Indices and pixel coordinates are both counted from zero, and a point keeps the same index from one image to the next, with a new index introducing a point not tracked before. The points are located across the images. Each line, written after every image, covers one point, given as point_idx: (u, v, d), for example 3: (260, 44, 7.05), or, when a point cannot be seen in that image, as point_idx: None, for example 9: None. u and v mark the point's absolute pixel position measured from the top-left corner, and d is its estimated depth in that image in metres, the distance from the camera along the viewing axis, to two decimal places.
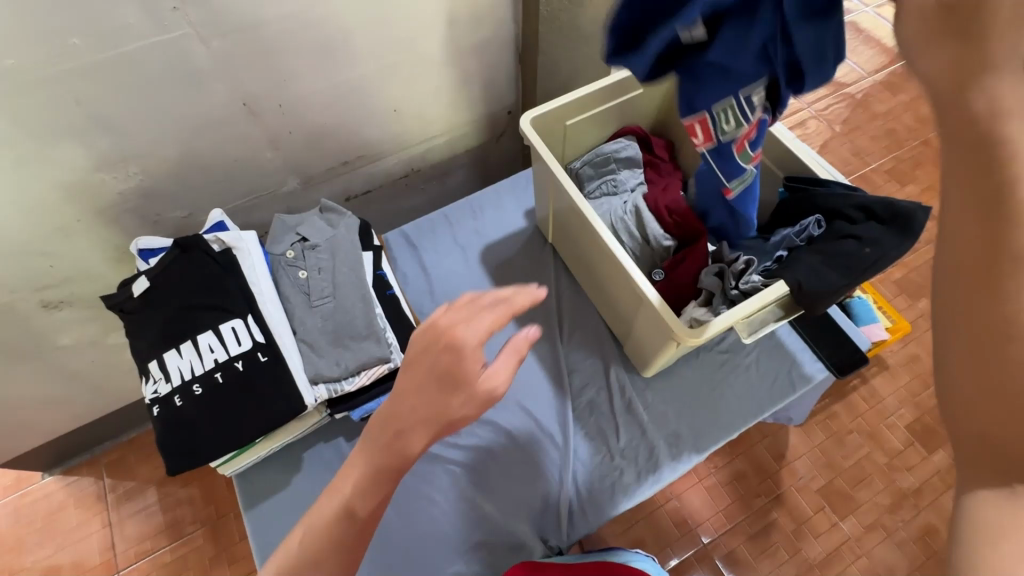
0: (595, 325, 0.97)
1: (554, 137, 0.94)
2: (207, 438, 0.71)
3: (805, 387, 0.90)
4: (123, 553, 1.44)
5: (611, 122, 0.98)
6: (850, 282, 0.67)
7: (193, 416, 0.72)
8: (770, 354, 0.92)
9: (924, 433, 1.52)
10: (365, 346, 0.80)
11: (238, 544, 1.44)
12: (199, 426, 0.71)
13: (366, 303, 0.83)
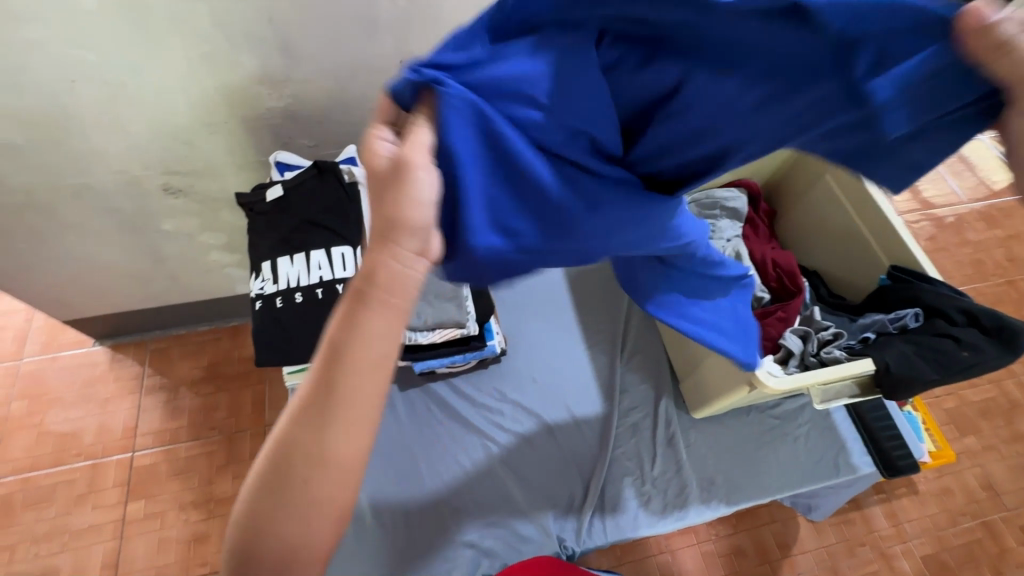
0: (656, 353, 0.99)
1: None
2: (297, 343, 0.78)
3: (848, 475, 0.89)
4: (143, 437, 1.49)
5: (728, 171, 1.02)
6: (939, 378, 0.72)
7: (288, 321, 0.78)
8: (821, 430, 0.92)
9: (938, 569, 1.46)
10: (446, 306, 0.85)
11: (245, 461, 1.47)
12: (292, 331, 0.78)
13: None
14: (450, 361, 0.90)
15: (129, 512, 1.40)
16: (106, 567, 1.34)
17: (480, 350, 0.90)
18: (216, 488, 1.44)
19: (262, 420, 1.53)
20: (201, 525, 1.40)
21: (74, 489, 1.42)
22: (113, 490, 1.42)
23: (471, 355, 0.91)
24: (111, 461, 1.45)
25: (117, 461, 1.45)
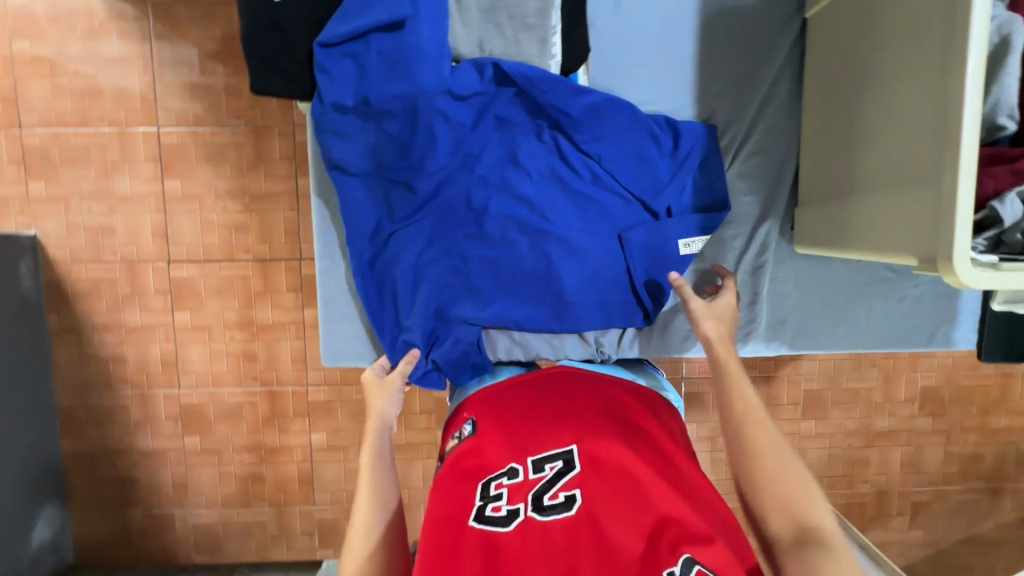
0: (771, 168, 1.02)
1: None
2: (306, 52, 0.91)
3: (938, 346, 1.06)
4: (166, 112, 1.38)
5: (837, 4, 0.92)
6: None
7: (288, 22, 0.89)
8: (931, 299, 1.05)
9: (932, 398, 1.52)
10: (524, 46, 0.92)
11: (275, 161, 1.40)
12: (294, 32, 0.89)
13: None
14: None
15: (167, 188, 1.40)
16: (157, 235, 1.41)
17: None
18: (250, 181, 1.40)
19: (292, 118, 1.39)
20: (240, 216, 1.41)
21: (106, 154, 1.39)
22: (147, 164, 1.40)
23: None
24: (138, 133, 1.39)
25: (143, 133, 1.39)
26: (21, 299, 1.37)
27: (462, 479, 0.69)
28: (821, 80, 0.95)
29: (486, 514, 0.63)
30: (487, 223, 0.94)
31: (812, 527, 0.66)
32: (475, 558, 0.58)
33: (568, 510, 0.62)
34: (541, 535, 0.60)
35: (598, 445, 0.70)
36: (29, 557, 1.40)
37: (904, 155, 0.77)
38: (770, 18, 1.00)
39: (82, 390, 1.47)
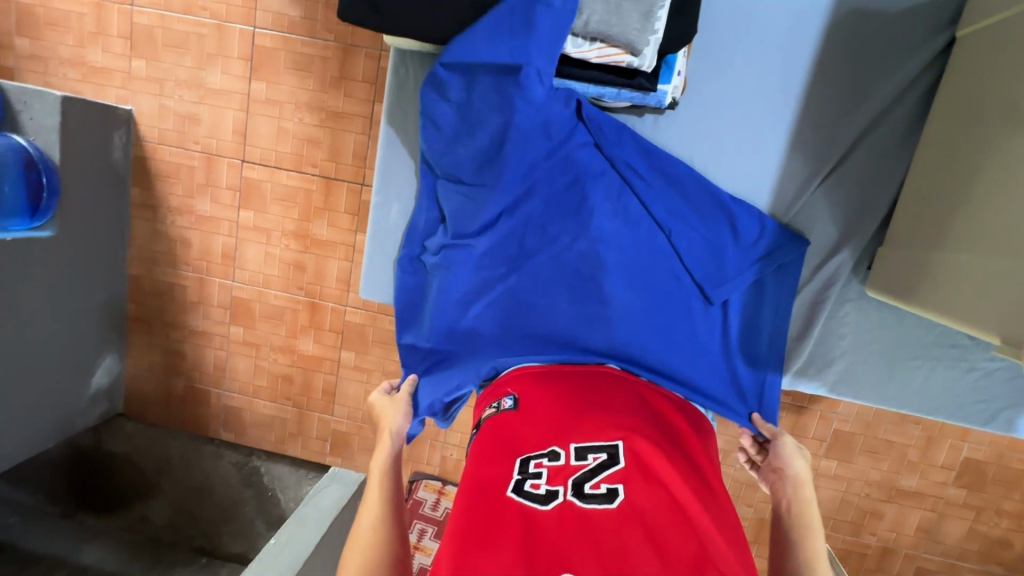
0: (863, 205, 0.95)
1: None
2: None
3: (995, 428, 0.97)
4: (263, 13, 1.40)
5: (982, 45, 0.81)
6: None
7: None
8: (1005, 379, 0.96)
9: (973, 471, 1.42)
10: (626, 19, 0.80)
11: (357, 83, 1.40)
12: None
13: None
14: (597, 93, 0.90)
15: (253, 90, 1.44)
16: (237, 133, 1.47)
17: (641, 91, 0.89)
18: (329, 98, 1.42)
19: (380, 42, 1.38)
20: (314, 130, 1.44)
21: (204, 45, 1.44)
22: (239, 62, 1.43)
23: (624, 94, 0.90)
24: (235, 29, 1.42)
25: (240, 31, 1.42)
26: (110, 168, 1.47)
27: (498, 455, 0.67)
28: (936, 158, 0.86)
29: (525, 488, 0.61)
30: (537, 260, 0.94)
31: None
32: (508, 533, 0.55)
33: (610, 502, 0.58)
34: (580, 521, 0.56)
35: (646, 445, 0.65)
36: (86, 397, 1.59)
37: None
38: (910, 27, 0.89)
39: (151, 263, 1.59)
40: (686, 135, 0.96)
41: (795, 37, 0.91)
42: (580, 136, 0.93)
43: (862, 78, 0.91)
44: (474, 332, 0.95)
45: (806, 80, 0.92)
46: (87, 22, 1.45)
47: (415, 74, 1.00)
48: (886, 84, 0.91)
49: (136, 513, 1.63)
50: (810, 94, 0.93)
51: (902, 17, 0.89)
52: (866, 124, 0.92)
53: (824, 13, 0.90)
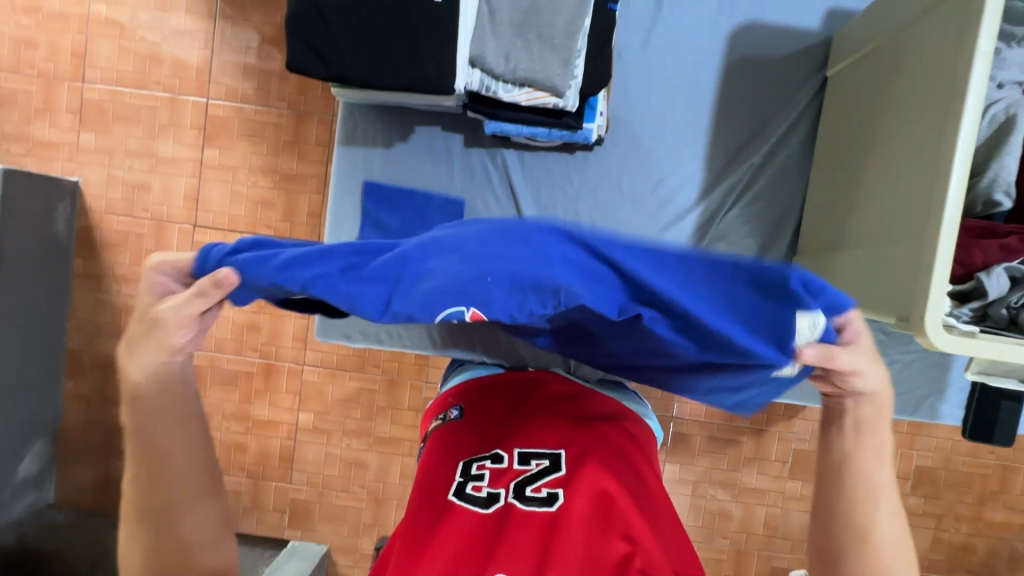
0: (775, 217, 1.04)
1: (886, 58, 0.84)
2: (328, 33, 0.78)
3: (925, 416, 1.04)
4: (216, 86, 1.46)
5: (851, 74, 0.94)
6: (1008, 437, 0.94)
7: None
8: (925, 367, 1.04)
9: (927, 478, 1.48)
10: (547, 65, 0.81)
11: (311, 146, 1.46)
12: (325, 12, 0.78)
13: (579, 8, 0.81)
14: (530, 133, 0.92)
15: (205, 157, 1.47)
16: (188, 198, 1.48)
17: (570, 130, 0.91)
18: (282, 162, 1.46)
19: (332, 108, 1.45)
20: (267, 192, 1.47)
21: (155, 117, 1.47)
22: (191, 132, 1.47)
23: (555, 133, 0.93)
24: (188, 101, 1.47)
25: (193, 103, 1.47)
26: (51, 240, 1.44)
27: (446, 456, 0.73)
28: (825, 171, 0.98)
29: (465, 492, 0.68)
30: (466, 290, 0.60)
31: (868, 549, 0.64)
32: (450, 535, 0.63)
33: (548, 506, 0.65)
34: (516, 524, 0.64)
35: (586, 450, 0.72)
36: (11, 487, 1.45)
37: (873, 251, 0.80)
38: (792, 68, 1.03)
39: (92, 335, 1.52)
40: (614, 164, 1.05)
41: (698, 80, 1.04)
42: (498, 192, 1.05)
43: (761, 111, 1.04)
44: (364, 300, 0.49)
45: (710, 113, 1.04)
46: (35, 99, 1.47)
47: (362, 123, 1.05)
48: (778, 113, 1.04)
49: None
50: (719, 126, 1.04)
51: (786, 58, 1.03)
52: (767, 149, 1.04)
53: (721, 56, 1.03)
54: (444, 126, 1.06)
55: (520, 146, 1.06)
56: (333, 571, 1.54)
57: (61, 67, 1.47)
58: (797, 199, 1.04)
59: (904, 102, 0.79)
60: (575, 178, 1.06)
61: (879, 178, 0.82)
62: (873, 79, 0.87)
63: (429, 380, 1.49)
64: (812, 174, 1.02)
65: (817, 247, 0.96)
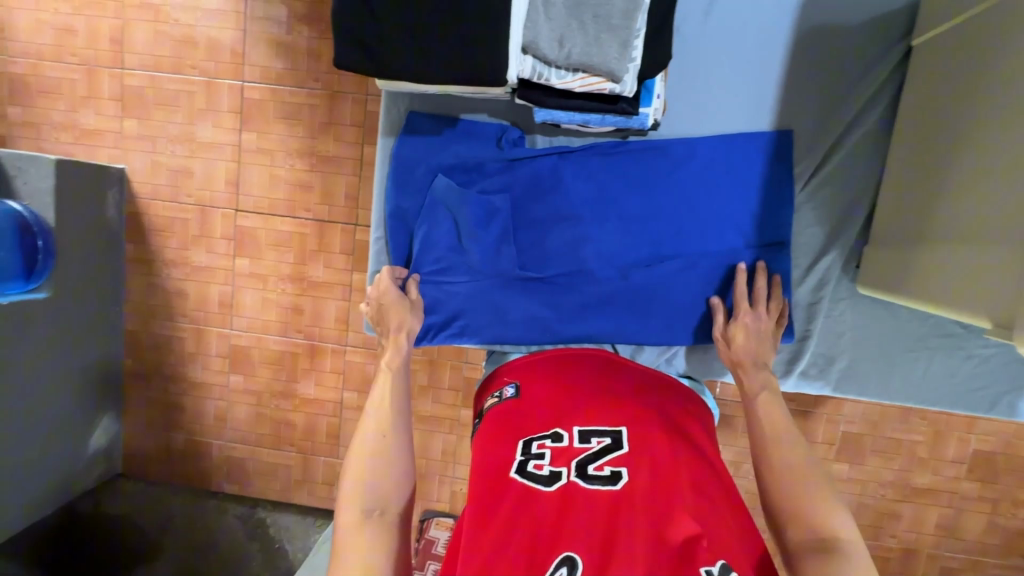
0: (843, 198, 0.99)
1: (984, 30, 0.76)
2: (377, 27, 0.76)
3: (1001, 413, 1.01)
4: (251, 68, 1.45)
5: (948, 39, 0.84)
6: None
7: None
8: (1004, 362, 0.99)
9: (985, 462, 1.42)
10: (604, 48, 0.76)
11: (346, 127, 1.44)
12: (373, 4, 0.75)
13: None
14: (582, 119, 0.88)
15: (244, 140, 1.48)
16: (230, 183, 1.50)
17: (625, 116, 0.87)
18: (319, 144, 1.46)
19: (366, 87, 1.43)
20: (306, 174, 1.47)
21: (194, 101, 1.48)
22: (229, 115, 1.47)
23: (608, 118, 0.88)
24: (224, 84, 1.46)
25: (229, 86, 1.46)
26: (104, 226, 1.49)
27: (505, 437, 0.73)
28: (905, 148, 0.91)
29: (528, 469, 0.68)
30: (540, 286, 1.04)
31: (830, 536, 0.65)
32: (509, 513, 0.63)
33: (612, 484, 0.65)
34: (579, 502, 0.64)
35: (647, 430, 0.72)
36: (84, 459, 1.56)
37: (967, 248, 0.74)
38: (872, 34, 0.95)
39: (146, 317, 1.59)
40: (675, 144, 0.99)
41: (763, 53, 0.96)
42: (543, 163, 1.01)
43: (833, 86, 0.96)
44: (472, 301, 1.05)
45: (777, 90, 0.97)
46: (79, 87, 1.49)
47: (409, 111, 1.04)
48: (855, 85, 0.96)
49: None
50: (786, 104, 0.97)
51: (865, 23, 0.94)
52: (840, 129, 0.97)
53: (789, 24, 0.95)
54: (490, 112, 1.03)
55: (570, 132, 1.03)
56: None
57: (101, 53, 1.48)
58: (871, 183, 0.98)
59: (1020, 81, 0.71)
60: (630, 158, 1.00)
61: (975, 177, 0.76)
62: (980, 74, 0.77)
63: (469, 361, 1.50)
64: (891, 153, 0.95)
65: (889, 229, 0.93)
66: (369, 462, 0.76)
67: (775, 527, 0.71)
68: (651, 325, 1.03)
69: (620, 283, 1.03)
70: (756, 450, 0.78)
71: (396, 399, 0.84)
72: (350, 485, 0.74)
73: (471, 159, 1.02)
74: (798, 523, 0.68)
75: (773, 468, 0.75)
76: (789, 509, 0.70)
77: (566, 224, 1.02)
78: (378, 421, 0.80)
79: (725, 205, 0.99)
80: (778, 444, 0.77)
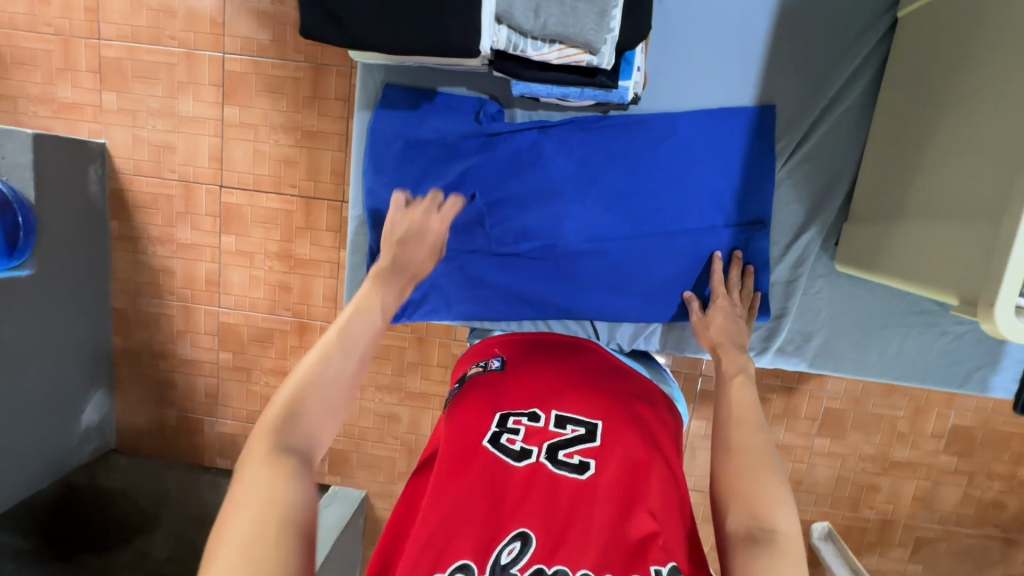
0: (825, 174, 0.99)
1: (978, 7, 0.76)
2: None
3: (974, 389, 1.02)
4: (232, 39, 1.41)
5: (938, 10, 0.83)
6: None
7: None
8: (979, 339, 1.00)
9: (963, 436, 1.45)
10: (581, 19, 0.74)
11: (331, 101, 1.41)
12: None
13: None
14: (561, 93, 0.86)
15: (226, 115, 1.45)
16: (213, 159, 1.47)
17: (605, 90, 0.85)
18: (303, 118, 1.43)
19: (350, 59, 1.39)
20: (290, 150, 1.45)
21: (174, 74, 1.44)
22: (210, 88, 1.44)
23: (588, 92, 0.87)
24: (204, 56, 1.42)
25: (210, 58, 1.42)
26: (86, 202, 1.47)
27: (482, 409, 0.74)
28: (891, 128, 0.91)
29: (500, 441, 0.69)
30: (519, 263, 1.04)
31: (769, 526, 0.65)
32: (474, 481, 0.64)
33: (579, 474, 0.66)
34: (544, 483, 0.65)
35: (621, 427, 0.73)
36: (76, 434, 1.57)
37: (945, 224, 0.77)
38: (858, 4, 0.93)
39: (134, 295, 1.58)
40: (659, 121, 0.98)
41: (748, 23, 0.94)
42: (526, 139, 1.00)
43: (818, 58, 0.95)
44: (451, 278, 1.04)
45: (761, 63, 0.96)
46: (56, 59, 1.45)
47: (384, 85, 1.01)
48: (841, 58, 0.94)
49: (137, 548, 1.56)
50: (769, 78, 0.96)
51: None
52: (824, 103, 0.96)
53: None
54: (469, 86, 1.01)
55: (550, 107, 1.01)
56: (371, 514, 1.64)
57: (76, 23, 1.43)
58: (855, 158, 0.98)
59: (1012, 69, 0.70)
60: (612, 136, 0.99)
61: (959, 163, 0.76)
62: (951, 58, 0.80)
63: (457, 338, 1.51)
64: (876, 130, 0.94)
65: (870, 210, 0.93)
66: (307, 384, 0.71)
67: (716, 511, 0.71)
68: (630, 303, 1.03)
69: (599, 261, 1.02)
70: (721, 426, 0.78)
71: (349, 334, 0.77)
72: (281, 407, 0.69)
73: (450, 134, 1.01)
74: (739, 511, 0.68)
75: (729, 449, 0.75)
76: (733, 494, 0.69)
77: (545, 202, 1.01)
78: (326, 348, 0.75)
79: (704, 183, 0.99)
80: (740, 426, 0.77)
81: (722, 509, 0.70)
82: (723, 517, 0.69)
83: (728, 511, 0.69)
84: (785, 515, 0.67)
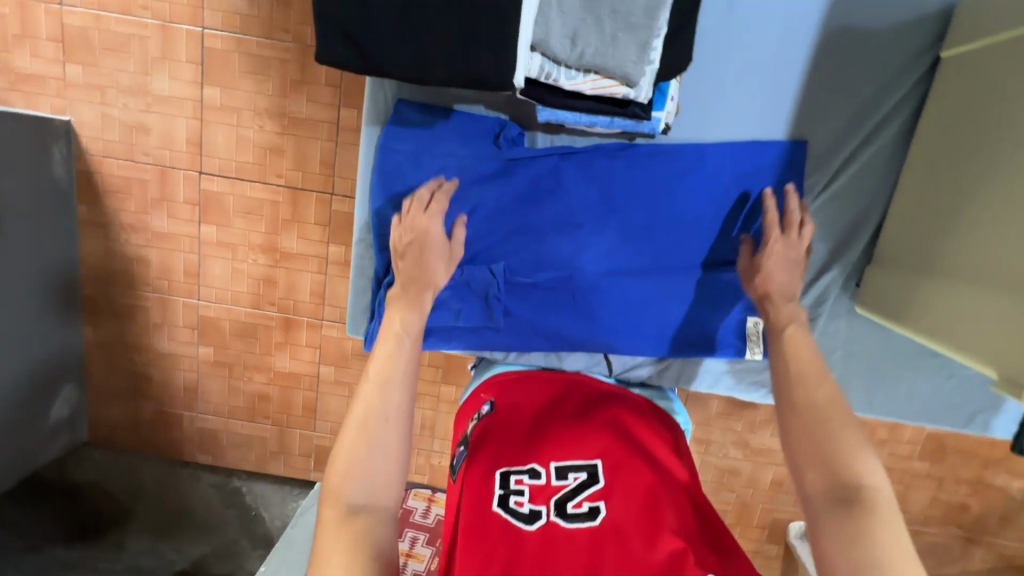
0: (847, 217, 1.06)
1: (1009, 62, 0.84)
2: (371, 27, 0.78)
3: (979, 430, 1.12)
4: (212, 13, 1.29)
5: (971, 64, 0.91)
6: None
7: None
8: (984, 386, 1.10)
9: (937, 444, 1.51)
10: (620, 54, 0.79)
11: (321, 87, 1.32)
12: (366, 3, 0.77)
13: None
14: (590, 121, 0.92)
15: (206, 96, 1.34)
16: (191, 143, 1.37)
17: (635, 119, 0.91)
18: (291, 104, 1.34)
19: None
20: (276, 137, 1.36)
21: (146, 48, 1.32)
22: (188, 66, 1.33)
23: (617, 122, 0.93)
24: (181, 30, 1.31)
25: (187, 33, 1.31)
26: (50, 185, 1.36)
27: (484, 470, 0.74)
28: (920, 173, 0.99)
29: (509, 506, 0.70)
30: (535, 292, 1.07)
31: (855, 483, 0.72)
32: (495, 553, 0.64)
33: (590, 520, 0.67)
34: (561, 540, 0.65)
35: (622, 462, 0.74)
36: (46, 427, 1.50)
37: (975, 294, 0.84)
38: (885, 55, 1.00)
39: (105, 284, 1.49)
40: (681, 152, 1.03)
41: (776, 63, 1.00)
42: (542, 165, 1.03)
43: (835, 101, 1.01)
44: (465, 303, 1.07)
45: (781, 107, 1.02)
46: (11, 23, 1.31)
47: (402, 109, 1.03)
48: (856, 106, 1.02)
49: (111, 542, 1.51)
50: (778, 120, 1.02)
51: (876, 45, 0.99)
52: (847, 151, 1.04)
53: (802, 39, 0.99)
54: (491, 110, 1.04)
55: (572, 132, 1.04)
56: None
57: None
58: (880, 203, 1.06)
59: None
60: (625, 166, 1.03)
61: (987, 216, 0.85)
62: (978, 125, 0.88)
63: None
64: (904, 176, 1.02)
65: (895, 253, 1.02)
66: (363, 435, 0.77)
67: (796, 466, 0.78)
68: (638, 332, 1.08)
69: (612, 289, 1.07)
70: (783, 388, 0.85)
71: (393, 384, 0.82)
72: (341, 460, 0.76)
73: (469, 159, 1.03)
74: (816, 469, 0.76)
75: (797, 407, 0.82)
76: (807, 455, 0.77)
77: (561, 230, 1.05)
78: (373, 398, 0.80)
79: (708, 218, 1.04)
80: (805, 383, 0.84)
81: (801, 470, 0.77)
82: (802, 479, 0.77)
83: (806, 468, 0.77)
84: (870, 469, 0.74)
